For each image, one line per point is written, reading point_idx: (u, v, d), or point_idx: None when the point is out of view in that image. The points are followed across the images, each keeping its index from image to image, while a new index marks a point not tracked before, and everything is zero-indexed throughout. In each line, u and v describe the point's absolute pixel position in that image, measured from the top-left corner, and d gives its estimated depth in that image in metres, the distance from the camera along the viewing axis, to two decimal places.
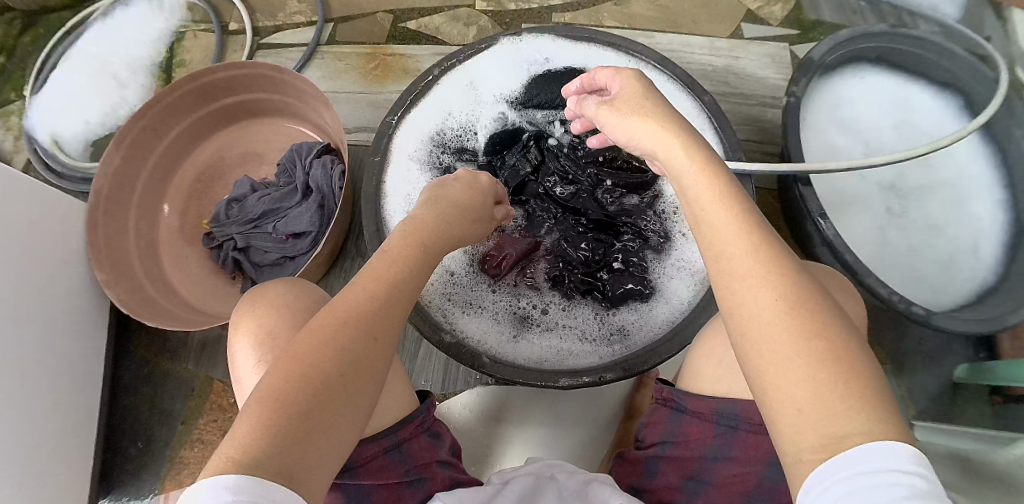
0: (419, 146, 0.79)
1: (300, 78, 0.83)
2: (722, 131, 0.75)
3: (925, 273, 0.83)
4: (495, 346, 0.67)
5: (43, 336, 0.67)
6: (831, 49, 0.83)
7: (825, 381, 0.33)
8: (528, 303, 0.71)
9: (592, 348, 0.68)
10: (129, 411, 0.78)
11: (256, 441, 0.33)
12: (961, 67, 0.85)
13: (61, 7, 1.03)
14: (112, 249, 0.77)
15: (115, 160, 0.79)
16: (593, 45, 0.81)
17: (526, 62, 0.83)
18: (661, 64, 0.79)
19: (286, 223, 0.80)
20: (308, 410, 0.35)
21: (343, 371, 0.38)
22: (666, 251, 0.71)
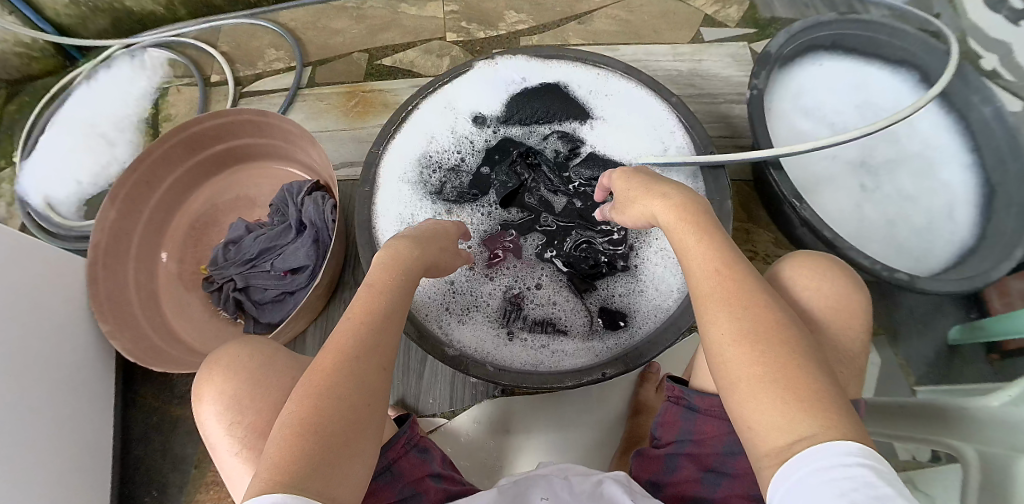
0: (408, 170, 0.82)
1: (286, 121, 0.86)
2: (691, 128, 0.79)
3: (905, 242, 0.85)
4: (493, 352, 0.69)
5: (50, 392, 0.67)
6: (786, 41, 0.87)
7: (777, 383, 0.40)
8: (523, 307, 0.73)
9: (586, 347, 0.70)
10: (141, 460, 0.78)
11: (288, 466, 0.38)
12: (915, 45, 0.90)
13: (46, 73, 1.07)
14: (115, 301, 0.78)
15: (111, 215, 0.81)
16: (565, 63, 0.86)
17: (504, 83, 0.87)
18: (629, 73, 0.83)
19: (285, 259, 0.82)
20: (329, 435, 0.41)
21: (354, 400, 0.43)
22: (652, 245, 0.74)
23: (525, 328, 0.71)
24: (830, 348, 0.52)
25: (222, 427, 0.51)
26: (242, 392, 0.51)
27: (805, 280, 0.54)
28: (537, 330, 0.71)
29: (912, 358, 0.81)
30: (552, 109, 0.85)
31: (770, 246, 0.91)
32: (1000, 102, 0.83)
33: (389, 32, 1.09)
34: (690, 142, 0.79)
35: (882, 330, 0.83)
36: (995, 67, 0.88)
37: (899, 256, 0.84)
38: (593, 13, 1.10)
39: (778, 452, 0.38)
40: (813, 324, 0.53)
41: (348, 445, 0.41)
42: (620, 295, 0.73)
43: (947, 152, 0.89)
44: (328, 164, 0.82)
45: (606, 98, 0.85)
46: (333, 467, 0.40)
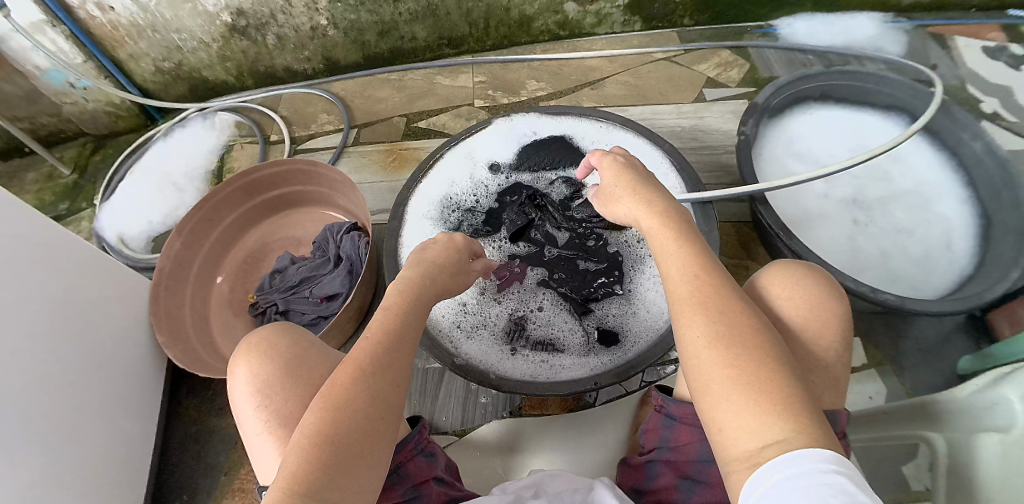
0: (431, 209, 0.92)
1: (331, 169, 0.99)
2: (683, 170, 0.87)
3: (904, 272, 0.86)
4: (496, 363, 0.73)
5: (102, 387, 0.75)
6: (774, 92, 0.94)
7: (751, 403, 0.43)
8: (526, 327, 0.78)
9: (584, 361, 0.74)
10: (175, 466, 0.83)
11: (307, 473, 0.44)
12: (896, 88, 0.95)
13: (129, 130, 1.26)
14: (171, 318, 0.87)
15: (176, 244, 0.93)
16: (571, 119, 0.98)
17: (518, 136, 0.98)
18: (629, 125, 0.94)
19: (321, 287, 0.91)
20: (344, 446, 0.46)
21: (369, 414, 0.48)
22: (645, 272, 0.81)
23: (526, 344, 0.76)
24: (802, 353, 0.56)
25: (253, 404, 0.57)
26: (276, 377, 0.57)
27: (781, 287, 0.59)
28: (538, 347, 0.76)
29: (919, 389, 0.82)
30: (560, 157, 0.95)
31: None
32: (989, 138, 0.88)
33: (425, 99, 1.25)
34: (683, 183, 0.87)
35: (887, 362, 0.85)
36: (995, 110, 1.02)
37: (899, 285, 0.85)
38: (605, 80, 1.23)
39: (749, 456, 0.42)
40: (789, 330, 0.57)
41: (361, 445, 0.47)
42: (617, 315, 0.78)
43: (939, 186, 0.93)
44: (366, 207, 0.94)
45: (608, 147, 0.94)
46: (348, 464, 0.46)
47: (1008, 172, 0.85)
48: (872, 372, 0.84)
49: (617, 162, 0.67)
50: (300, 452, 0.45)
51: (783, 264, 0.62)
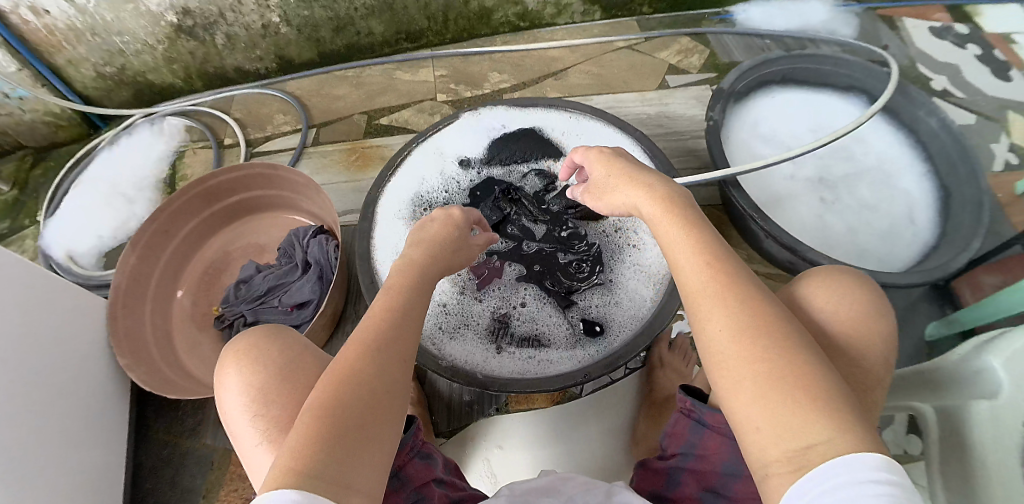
0: (403, 207, 0.90)
1: (294, 172, 0.96)
2: (653, 156, 0.88)
3: (872, 246, 0.91)
4: (482, 363, 0.74)
5: (59, 421, 0.70)
6: (739, 77, 0.97)
7: (780, 387, 0.41)
8: (510, 324, 0.78)
9: (570, 354, 0.75)
10: (149, 493, 0.80)
11: (308, 464, 0.41)
12: (850, 68, 1.00)
13: (70, 140, 1.19)
14: (133, 339, 0.83)
15: (131, 260, 0.88)
16: (540, 110, 0.98)
17: (487, 130, 0.97)
18: (596, 114, 0.95)
19: (291, 294, 0.88)
20: (346, 435, 0.43)
21: (370, 405, 0.46)
22: (626, 260, 0.81)
23: (513, 342, 0.76)
24: (846, 370, 0.51)
25: (247, 418, 0.55)
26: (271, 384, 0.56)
27: (823, 297, 0.54)
28: (524, 342, 0.76)
29: None
30: (531, 150, 0.95)
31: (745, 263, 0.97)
32: (944, 114, 0.93)
33: (386, 95, 1.22)
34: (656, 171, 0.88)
35: None
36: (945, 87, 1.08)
37: (864, 260, 0.90)
38: (568, 70, 1.23)
39: (791, 457, 0.39)
40: (833, 342, 0.52)
41: (365, 429, 0.44)
42: (601, 304, 0.78)
43: (900, 161, 0.98)
44: (332, 209, 0.91)
45: (579, 137, 0.95)
46: (353, 449, 0.43)
47: (962, 146, 0.91)
48: None
49: (605, 154, 0.66)
50: (298, 439, 0.42)
51: (827, 270, 0.56)
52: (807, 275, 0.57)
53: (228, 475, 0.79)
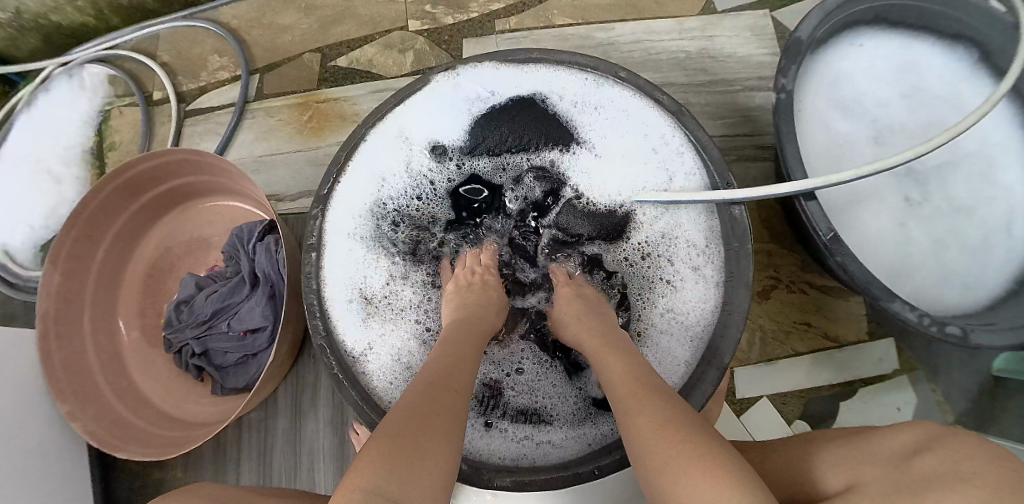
0: (359, 218, 0.71)
1: (219, 158, 0.78)
2: (704, 150, 0.66)
3: (956, 266, 0.75)
4: (468, 445, 0.61)
5: (15, 487, 0.68)
6: (821, 22, 0.72)
7: (704, 477, 0.36)
8: (501, 390, 0.64)
9: (575, 432, 0.61)
10: None
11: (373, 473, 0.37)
12: (966, 11, 0.73)
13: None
14: (73, 374, 0.76)
15: (55, 278, 0.77)
16: (545, 71, 0.72)
17: (469, 102, 0.73)
18: (624, 80, 0.70)
19: (240, 319, 0.77)
20: (405, 444, 0.39)
21: (431, 414, 0.43)
22: (657, 304, 0.65)
23: (508, 415, 0.63)
24: None
25: None
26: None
27: None
28: (520, 415, 0.63)
29: (952, 396, 0.76)
30: (534, 133, 0.72)
31: (794, 271, 0.79)
32: None
33: (343, 24, 0.94)
34: (701, 178, 0.66)
35: (920, 365, 0.77)
36: None
37: (947, 288, 0.74)
38: None
39: None
40: None
41: (422, 448, 0.39)
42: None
43: (1008, 149, 0.77)
44: (263, 197, 0.77)
45: (601, 116, 0.71)
46: (410, 468, 0.38)
47: None
48: (902, 379, 0.77)
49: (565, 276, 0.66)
50: (364, 460, 0.38)
51: (978, 487, 0.37)
52: (948, 483, 0.38)
53: None
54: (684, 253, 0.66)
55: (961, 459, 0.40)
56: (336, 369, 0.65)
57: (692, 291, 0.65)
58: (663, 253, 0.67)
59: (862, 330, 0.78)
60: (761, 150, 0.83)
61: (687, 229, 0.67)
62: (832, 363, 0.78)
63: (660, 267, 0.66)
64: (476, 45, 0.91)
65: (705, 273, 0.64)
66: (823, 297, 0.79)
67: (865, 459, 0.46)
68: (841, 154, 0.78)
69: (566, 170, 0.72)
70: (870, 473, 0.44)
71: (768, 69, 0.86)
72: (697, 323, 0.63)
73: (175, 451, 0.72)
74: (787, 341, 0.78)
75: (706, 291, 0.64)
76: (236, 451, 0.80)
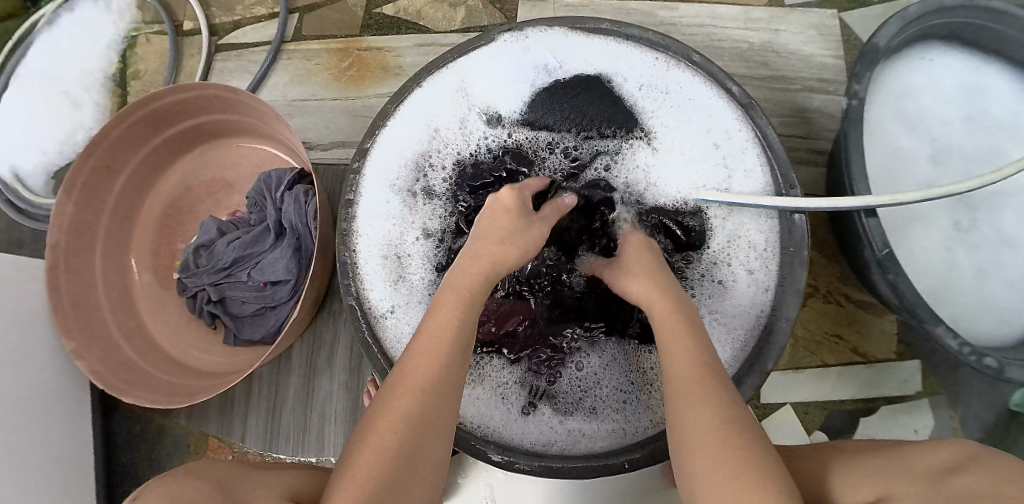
0: (402, 173, 0.69)
1: (254, 98, 0.73)
2: (769, 148, 0.63)
3: (993, 296, 0.73)
4: (498, 426, 0.60)
5: (20, 418, 0.67)
6: (900, 31, 0.68)
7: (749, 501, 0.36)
8: (537, 373, 0.62)
9: (609, 423, 0.60)
10: (128, 467, 0.82)
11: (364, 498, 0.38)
12: None
13: (6, 17, 0.92)
14: (81, 312, 0.74)
15: (68, 209, 0.74)
16: (615, 46, 0.69)
17: (535, 69, 0.70)
18: (696, 64, 0.66)
19: (262, 270, 0.74)
20: (398, 458, 0.40)
21: (410, 423, 0.42)
22: (706, 302, 0.63)
23: (543, 401, 0.61)
24: None
25: None
26: (161, 496, 0.36)
27: None
28: (556, 401, 0.61)
29: (968, 423, 0.75)
30: (596, 107, 0.68)
31: (832, 282, 0.78)
32: None
33: None
34: (765, 179, 0.63)
35: (942, 390, 0.76)
36: None
37: (982, 317, 0.73)
38: None
39: None
40: None
41: (424, 446, 0.42)
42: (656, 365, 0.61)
43: None
44: (303, 151, 0.71)
45: (667, 100, 0.68)
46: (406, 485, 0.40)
47: None
48: (923, 402, 0.76)
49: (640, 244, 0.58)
50: (367, 462, 0.40)
51: None
52: None
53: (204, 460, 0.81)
54: (741, 257, 0.63)
55: (1006, 484, 0.39)
56: (363, 325, 0.64)
57: (742, 293, 0.62)
58: (721, 252, 0.64)
59: (892, 350, 0.77)
60: (816, 155, 0.82)
61: (748, 230, 0.63)
62: (858, 378, 0.77)
63: (715, 267, 0.63)
64: (532, 8, 0.87)
65: (758, 279, 0.62)
66: (857, 312, 0.78)
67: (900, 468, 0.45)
68: (897, 170, 0.76)
69: (625, 151, 0.68)
70: (905, 489, 0.43)
71: (829, 71, 0.83)
72: (742, 328, 0.61)
73: (181, 402, 0.70)
74: (816, 351, 0.77)
75: (755, 297, 0.61)
76: (243, 404, 0.78)
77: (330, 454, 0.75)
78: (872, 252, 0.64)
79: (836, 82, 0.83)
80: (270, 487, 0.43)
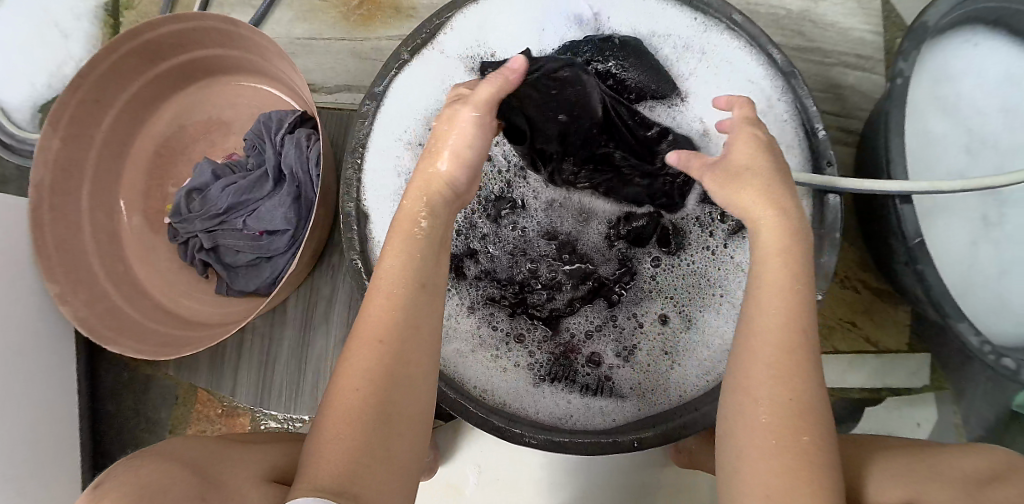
0: (415, 126, 0.65)
1: (256, 31, 0.67)
2: (812, 120, 0.58)
3: (1012, 295, 0.70)
4: (508, 396, 0.59)
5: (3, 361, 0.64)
6: (951, 10, 0.63)
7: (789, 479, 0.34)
8: (556, 344, 0.61)
9: (619, 402, 0.58)
10: (116, 416, 0.81)
11: (352, 456, 0.36)
12: None
13: None
14: (66, 253, 0.70)
15: (54, 143, 0.69)
16: (654, 2, 0.65)
17: (568, 18, 0.66)
18: (738, 25, 0.61)
19: (258, 218, 0.70)
20: (371, 414, 0.38)
21: (379, 387, 0.39)
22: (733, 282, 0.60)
23: (561, 376, 0.59)
24: None
25: None
26: (135, 480, 0.34)
27: None
28: (573, 378, 0.59)
29: (969, 421, 0.73)
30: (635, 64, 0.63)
31: (852, 267, 0.76)
32: None
33: None
34: (802, 154, 0.60)
35: (948, 386, 0.74)
36: None
37: (998, 316, 0.71)
38: None
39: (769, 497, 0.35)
40: None
41: (399, 402, 0.39)
42: (662, 345, 0.59)
43: None
44: (308, 91, 0.66)
45: (704, 62, 0.63)
46: (386, 433, 0.38)
47: None
48: (928, 396, 0.74)
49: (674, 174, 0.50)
50: (334, 433, 0.37)
51: None
52: None
53: (194, 413, 0.80)
54: None
55: None
56: (364, 277, 0.61)
57: None
58: None
59: (903, 341, 0.75)
60: (846, 135, 0.78)
61: None
62: (867, 367, 0.75)
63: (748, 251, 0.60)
64: None
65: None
66: (872, 300, 0.76)
67: (920, 468, 0.41)
68: (930, 158, 0.72)
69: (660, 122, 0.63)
70: (911, 488, 0.40)
71: (868, 46, 0.79)
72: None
73: (173, 356, 0.66)
74: (828, 336, 0.76)
75: None
76: (235, 357, 0.76)
77: None
78: (905, 240, 0.62)
79: (874, 59, 0.78)
80: (259, 463, 0.42)
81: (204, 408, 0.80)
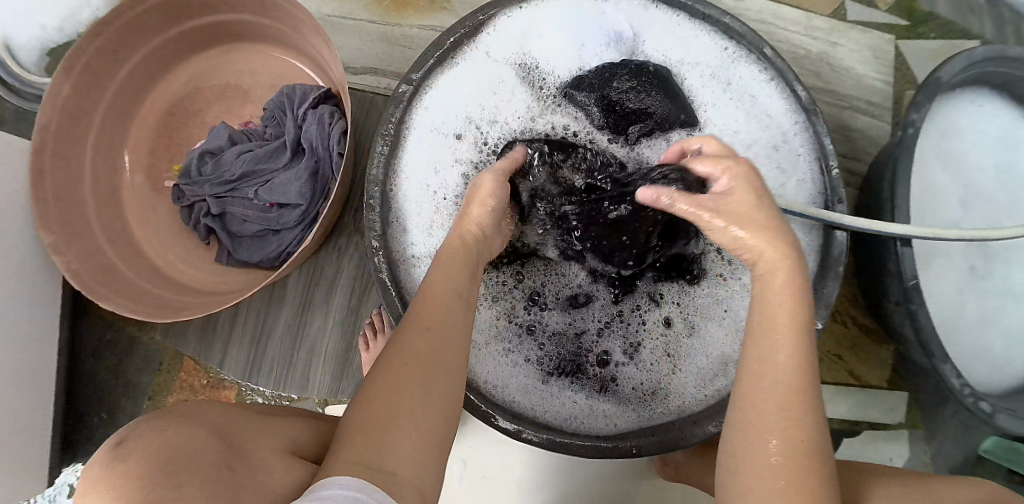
0: (446, 118, 0.65)
1: (291, 2, 0.67)
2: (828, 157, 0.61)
3: (988, 344, 0.74)
4: (515, 391, 0.59)
5: None
6: (963, 70, 0.67)
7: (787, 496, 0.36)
8: (569, 345, 0.61)
9: (624, 409, 0.59)
10: (93, 378, 0.78)
11: (399, 434, 0.38)
12: None
13: None
14: (64, 203, 0.68)
15: (64, 88, 0.67)
16: (690, 26, 0.66)
17: (606, 31, 0.67)
18: (768, 58, 0.64)
19: (270, 190, 0.69)
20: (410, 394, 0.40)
21: (424, 370, 0.42)
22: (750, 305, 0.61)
23: (570, 377, 0.60)
24: None
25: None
26: (159, 441, 0.33)
27: None
28: (581, 379, 0.60)
29: (938, 459, 0.76)
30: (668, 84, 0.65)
31: (843, 302, 0.79)
32: None
33: None
34: (817, 188, 0.62)
35: (922, 425, 0.77)
36: None
37: (974, 363, 0.74)
38: None
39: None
40: None
41: (436, 384, 0.42)
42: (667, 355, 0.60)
43: None
44: (339, 68, 0.65)
45: (731, 90, 0.65)
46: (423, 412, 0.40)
47: None
48: (902, 433, 0.77)
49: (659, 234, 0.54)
50: (376, 412, 0.39)
51: None
52: None
53: (176, 383, 0.77)
54: None
55: None
56: (380, 260, 0.62)
57: None
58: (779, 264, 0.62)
59: (884, 378, 0.78)
60: (850, 176, 0.81)
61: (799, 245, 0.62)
62: (848, 399, 0.78)
63: None
64: None
65: None
66: (860, 335, 0.79)
67: None
68: (926, 206, 0.76)
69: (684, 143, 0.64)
70: None
71: (879, 95, 0.82)
72: None
73: (167, 320, 0.65)
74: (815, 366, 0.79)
75: None
76: (228, 328, 0.74)
77: (314, 393, 0.72)
78: (902, 281, 0.64)
79: (883, 107, 0.82)
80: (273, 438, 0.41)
81: (187, 378, 0.78)
